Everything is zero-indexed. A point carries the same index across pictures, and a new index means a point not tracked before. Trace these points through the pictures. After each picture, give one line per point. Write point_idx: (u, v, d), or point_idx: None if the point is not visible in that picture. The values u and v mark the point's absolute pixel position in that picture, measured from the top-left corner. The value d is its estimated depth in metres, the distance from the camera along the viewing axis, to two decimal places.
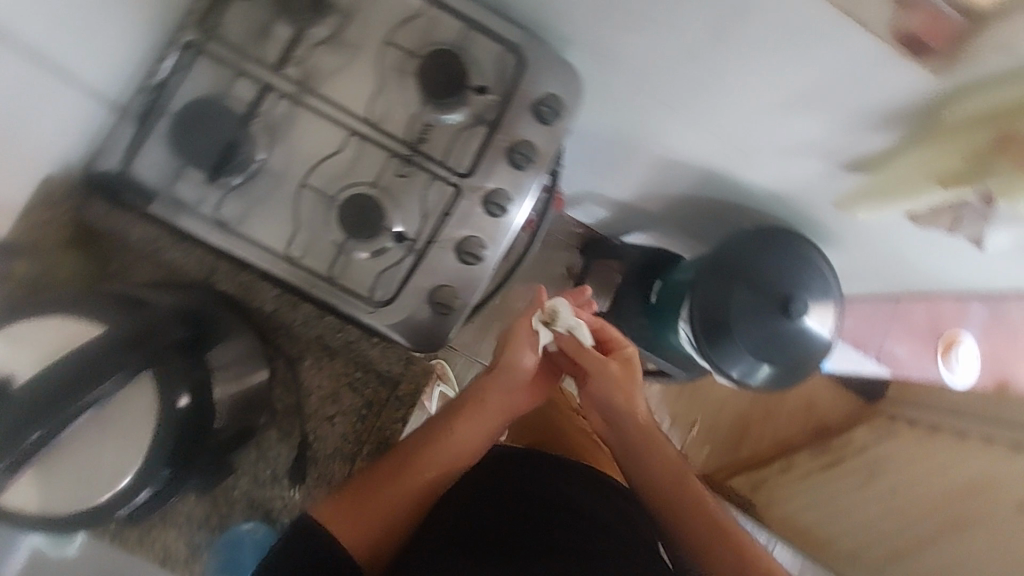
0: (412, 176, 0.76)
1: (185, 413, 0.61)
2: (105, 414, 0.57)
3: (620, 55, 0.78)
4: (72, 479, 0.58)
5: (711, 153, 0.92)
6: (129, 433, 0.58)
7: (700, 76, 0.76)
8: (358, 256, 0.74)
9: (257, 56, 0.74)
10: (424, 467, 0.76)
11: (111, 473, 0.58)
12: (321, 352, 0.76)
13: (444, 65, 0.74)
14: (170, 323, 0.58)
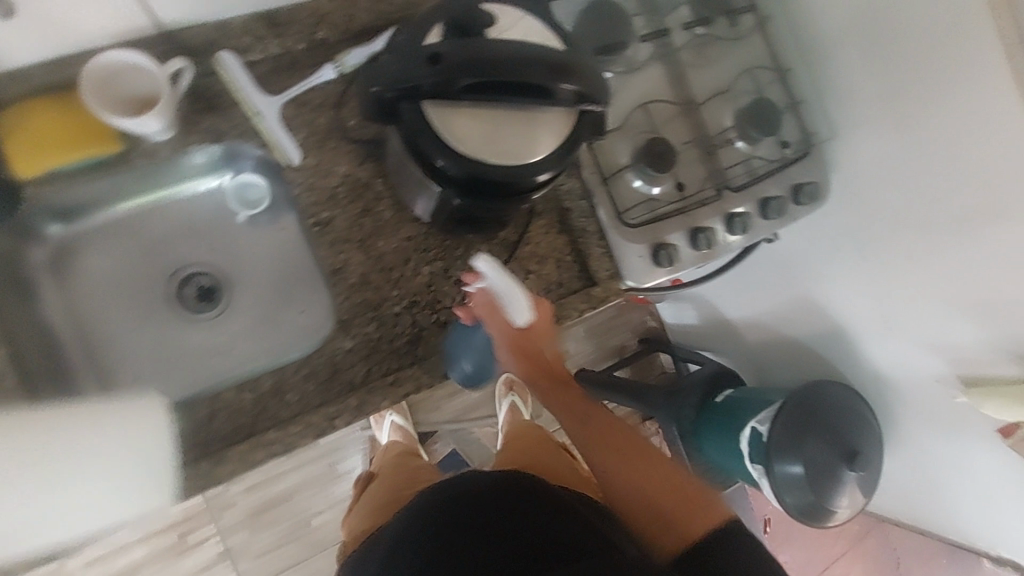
0: (700, 162, 0.92)
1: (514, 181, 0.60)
2: (507, 130, 0.58)
3: (844, 192, 1.02)
4: (453, 121, 0.57)
5: (857, 317, 1.09)
6: (500, 143, 0.58)
7: (895, 241, 0.97)
8: (630, 181, 0.88)
9: (663, 16, 0.92)
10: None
11: (467, 139, 0.58)
12: (555, 222, 0.85)
13: (770, 114, 0.93)
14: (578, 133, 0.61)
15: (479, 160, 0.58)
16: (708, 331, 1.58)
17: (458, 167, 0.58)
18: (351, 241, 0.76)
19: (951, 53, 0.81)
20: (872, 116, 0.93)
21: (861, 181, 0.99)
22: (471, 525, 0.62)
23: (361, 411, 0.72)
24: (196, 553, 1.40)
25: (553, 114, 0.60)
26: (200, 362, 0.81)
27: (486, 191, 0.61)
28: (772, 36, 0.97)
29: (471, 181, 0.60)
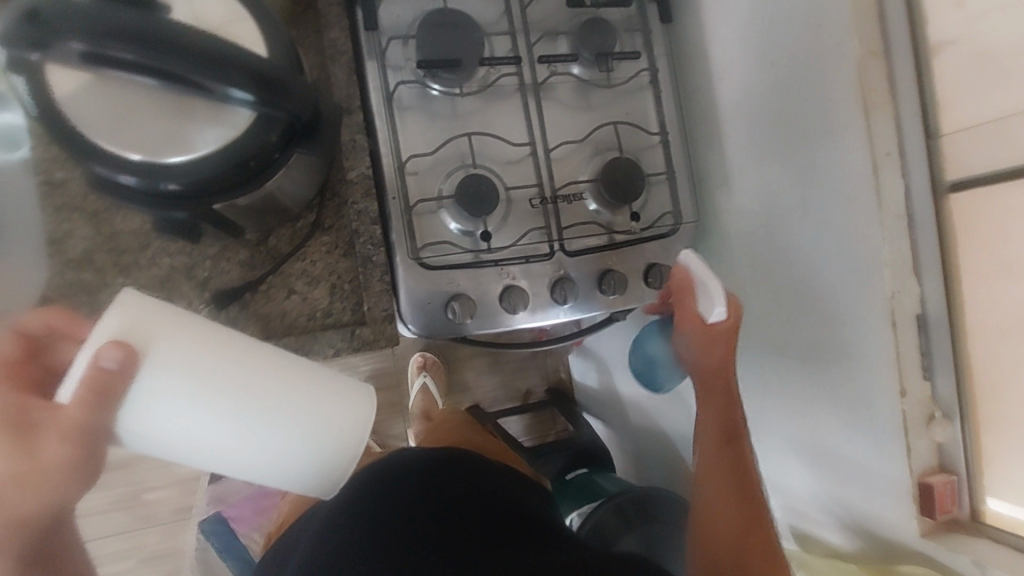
0: (536, 212, 0.80)
1: (219, 175, 0.53)
2: (198, 121, 0.52)
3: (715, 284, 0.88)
4: (123, 117, 0.51)
5: None
6: (191, 133, 0.52)
7: (753, 355, 0.83)
8: (443, 217, 0.78)
9: (533, 40, 0.81)
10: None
11: (147, 136, 0.51)
12: (341, 243, 0.75)
13: (630, 177, 0.81)
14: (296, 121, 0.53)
15: (162, 158, 0.51)
16: (604, 399, 1.44)
17: (137, 167, 0.51)
18: (85, 213, 0.69)
19: (826, 148, 0.68)
20: (749, 205, 0.80)
21: (729, 274, 0.85)
22: (455, 482, 0.74)
23: None
24: None
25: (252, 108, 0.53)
26: None
27: (192, 191, 0.54)
28: (661, 90, 0.84)
29: (161, 186, 0.52)
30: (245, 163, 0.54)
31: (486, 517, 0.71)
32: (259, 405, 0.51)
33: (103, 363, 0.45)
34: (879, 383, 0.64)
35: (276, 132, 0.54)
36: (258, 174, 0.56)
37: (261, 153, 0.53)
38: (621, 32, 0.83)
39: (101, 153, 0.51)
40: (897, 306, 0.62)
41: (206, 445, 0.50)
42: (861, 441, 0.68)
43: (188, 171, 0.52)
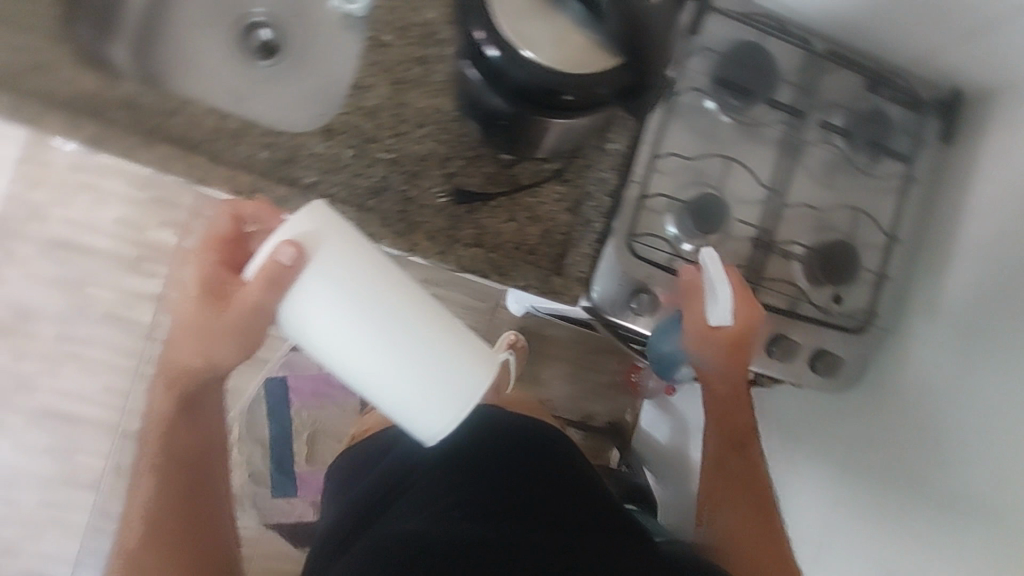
0: (747, 253, 0.82)
1: (539, 86, 0.57)
2: (558, 37, 0.57)
3: (875, 399, 0.88)
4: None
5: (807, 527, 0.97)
6: (547, 41, 0.56)
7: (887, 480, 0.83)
8: (665, 218, 0.81)
9: (816, 103, 0.83)
10: (189, 337, 0.60)
11: (517, 21, 0.56)
12: (572, 197, 0.80)
13: (846, 263, 0.82)
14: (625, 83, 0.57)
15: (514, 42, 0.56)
16: (669, 455, 1.44)
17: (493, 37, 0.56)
18: (388, 74, 0.77)
19: None
20: (954, 341, 0.79)
21: (897, 396, 0.85)
22: (521, 451, 0.82)
23: (285, 204, 0.73)
24: (141, 281, 1.52)
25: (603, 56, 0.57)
26: (221, 91, 0.86)
27: (510, 84, 0.59)
28: (909, 200, 0.85)
29: (497, 64, 0.57)
30: (562, 89, 0.57)
31: (543, 494, 0.77)
32: (401, 332, 0.55)
33: (280, 259, 0.52)
34: None
35: (603, 82, 0.57)
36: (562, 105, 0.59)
37: (583, 89, 0.56)
38: (898, 132, 0.85)
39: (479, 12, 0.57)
40: None
41: (347, 357, 0.54)
42: None
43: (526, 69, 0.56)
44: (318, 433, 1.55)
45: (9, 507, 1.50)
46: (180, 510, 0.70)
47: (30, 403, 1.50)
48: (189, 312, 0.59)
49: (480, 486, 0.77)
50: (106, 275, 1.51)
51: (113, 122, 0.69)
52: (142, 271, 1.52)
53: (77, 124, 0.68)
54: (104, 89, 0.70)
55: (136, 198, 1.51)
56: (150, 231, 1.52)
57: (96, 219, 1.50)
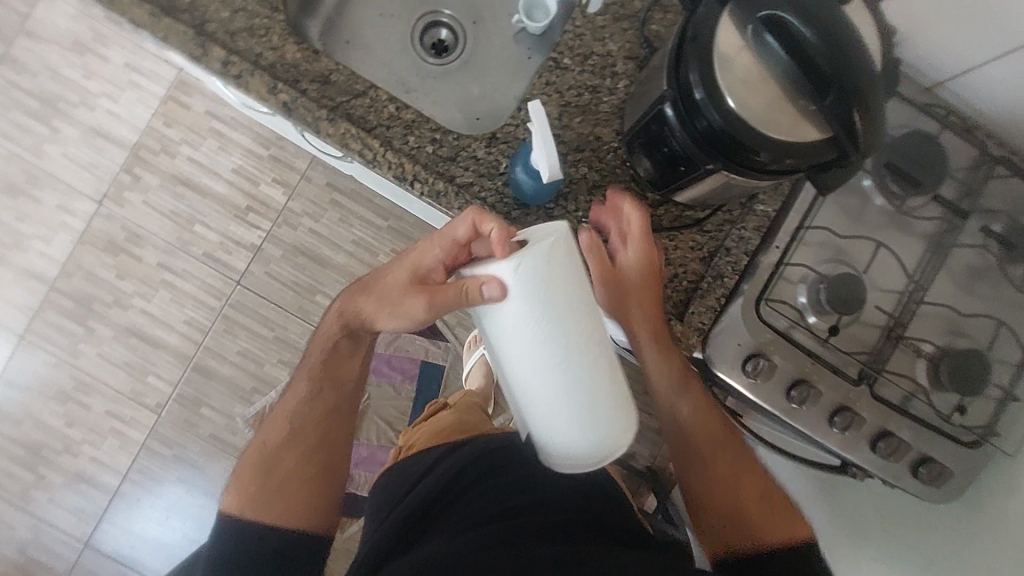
0: (874, 339, 0.81)
1: (733, 135, 0.58)
2: (764, 96, 0.57)
3: (969, 521, 0.84)
4: (734, 49, 0.58)
5: None
6: (750, 96, 0.57)
7: None
8: (798, 289, 0.80)
9: (978, 206, 0.81)
10: (379, 298, 0.75)
11: (731, 69, 0.58)
12: (708, 249, 0.80)
13: (978, 375, 0.79)
14: (812, 157, 0.58)
15: (722, 87, 0.57)
16: None
17: (705, 81, 0.58)
18: (559, 95, 0.79)
19: None
20: None
21: (996, 523, 0.81)
22: (570, 485, 0.85)
23: (438, 199, 0.77)
24: (244, 229, 1.59)
25: (800, 125, 0.57)
26: (391, 79, 0.91)
27: (702, 125, 0.61)
28: None
29: (699, 104, 0.59)
30: (755, 145, 0.58)
31: (591, 520, 0.81)
32: (574, 369, 0.59)
33: (484, 292, 0.59)
34: None
35: (793, 149, 0.58)
36: (746, 159, 0.61)
37: (777, 151, 0.58)
38: None
39: (698, 52, 0.59)
40: None
41: (522, 382, 0.60)
42: None
43: (727, 118, 0.58)
44: (370, 409, 1.58)
45: (79, 409, 1.60)
46: (318, 426, 0.83)
47: (120, 319, 1.59)
48: (394, 274, 0.74)
49: (531, 511, 0.79)
50: (214, 216, 1.59)
51: (307, 93, 0.77)
52: (247, 220, 1.60)
53: (277, 90, 0.75)
54: (306, 62, 0.78)
55: (258, 152, 1.59)
56: (263, 185, 1.59)
57: (218, 163, 1.59)
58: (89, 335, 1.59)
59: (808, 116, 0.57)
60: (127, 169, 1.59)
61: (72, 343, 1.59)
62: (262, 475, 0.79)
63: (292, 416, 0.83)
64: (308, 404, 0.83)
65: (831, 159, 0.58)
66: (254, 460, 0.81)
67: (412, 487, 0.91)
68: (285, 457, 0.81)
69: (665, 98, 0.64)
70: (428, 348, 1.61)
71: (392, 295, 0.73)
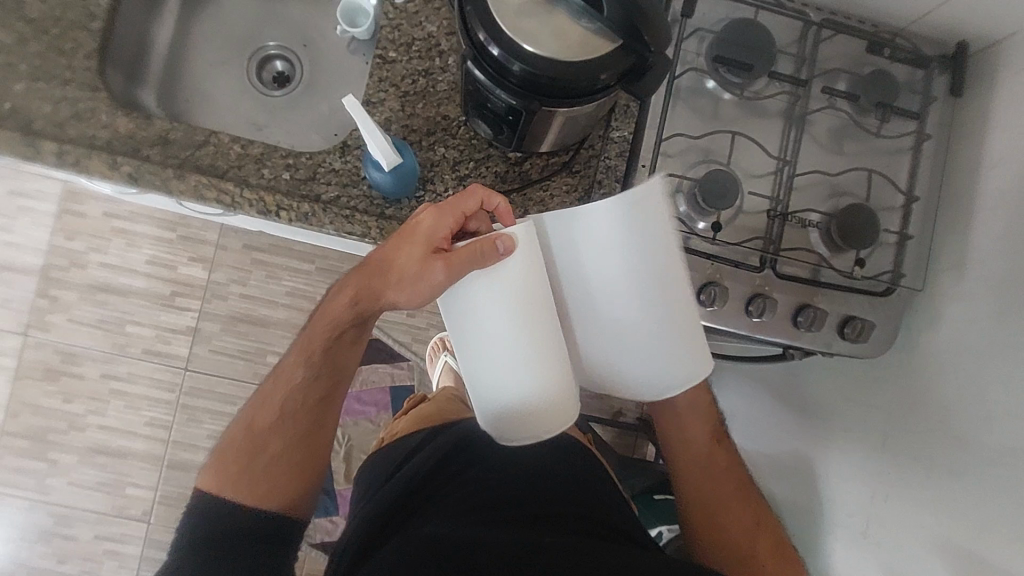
0: (759, 226, 0.83)
1: (541, 73, 0.60)
2: (552, 25, 0.60)
3: (910, 360, 0.86)
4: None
5: (842, 507, 0.93)
6: (541, 32, 0.60)
7: (926, 445, 0.81)
8: (676, 199, 0.83)
9: (816, 72, 0.84)
10: (393, 262, 0.70)
11: (512, 14, 0.60)
12: (581, 187, 0.83)
13: (868, 225, 0.81)
14: (620, 66, 0.60)
15: (510, 32, 0.59)
16: None
17: (494, 34, 0.60)
18: (396, 88, 0.81)
19: None
20: (984, 291, 0.78)
21: (930, 357, 0.84)
22: (532, 476, 0.81)
23: (308, 219, 0.77)
24: (176, 315, 1.58)
25: (597, 40, 0.60)
26: (243, 122, 0.91)
27: (515, 75, 0.61)
28: (920, 157, 0.85)
29: (498, 54, 0.60)
30: (563, 76, 0.60)
31: (549, 508, 0.76)
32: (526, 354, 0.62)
33: (499, 246, 0.61)
34: None
35: (600, 65, 0.60)
36: (563, 92, 0.62)
37: (588, 73, 0.60)
38: (902, 92, 0.85)
39: (478, 11, 0.60)
40: None
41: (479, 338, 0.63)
42: None
43: (526, 59, 0.59)
44: (353, 451, 1.56)
45: (67, 543, 1.55)
46: (305, 411, 0.81)
47: (82, 441, 1.56)
48: (401, 248, 0.69)
49: (483, 502, 0.76)
50: (143, 312, 1.57)
51: (149, 158, 0.76)
52: (176, 305, 1.58)
53: (118, 163, 0.75)
54: (140, 130, 0.77)
55: (167, 237, 1.58)
56: (181, 266, 1.58)
57: (131, 260, 1.57)
58: (54, 467, 1.55)
59: (598, 33, 0.60)
60: (43, 293, 1.56)
61: (39, 481, 1.55)
62: (248, 457, 0.78)
63: (286, 396, 0.81)
64: (300, 382, 0.81)
65: (638, 62, 0.61)
66: (242, 438, 0.80)
67: (382, 485, 0.87)
68: (273, 439, 0.80)
69: (471, 60, 0.63)
70: (393, 373, 1.61)
71: (420, 239, 0.69)
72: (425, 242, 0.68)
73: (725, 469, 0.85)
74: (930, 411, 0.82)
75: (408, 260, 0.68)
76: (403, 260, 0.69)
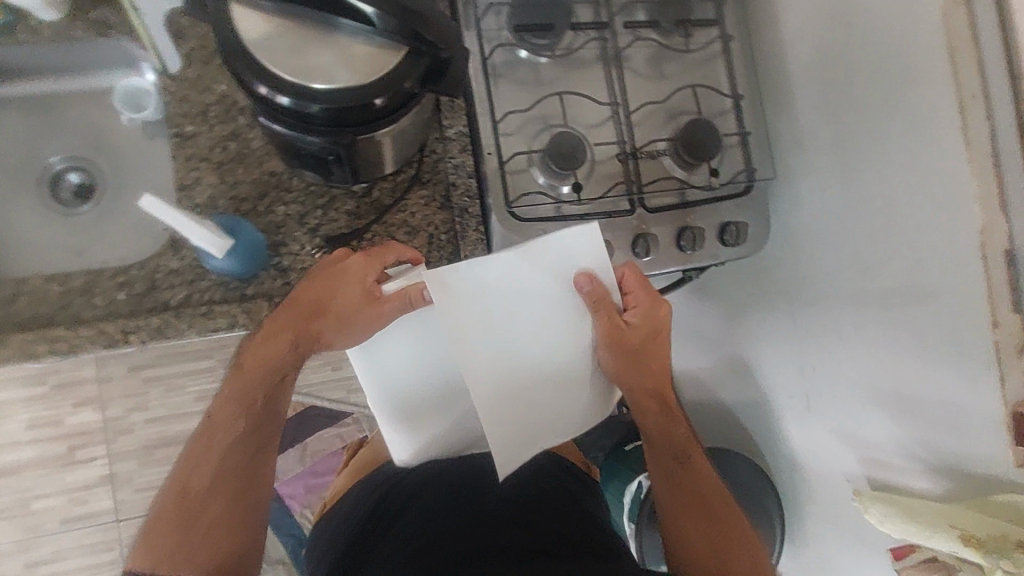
0: (615, 172, 0.85)
1: (343, 107, 0.57)
2: (331, 54, 0.56)
3: (790, 240, 0.92)
4: (273, 45, 0.56)
5: (783, 393, 0.99)
6: (323, 66, 0.56)
7: (828, 312, 0.87)
8: (532, 173, 0.82)
9: (614, 10, 0.86)
10: (327, 299, 0.67)
11: (286, 61, 0.56)
12: (438, 196, 0.79)
13: (708, 135, 0.84)
14: (417, 67, 0.58)
15: (291, 80, 0.55)
16: None
17: (275, 86, 0.55)
18: (208, 163, 0.74)
19: (906, 91, 0.70)
20: (824, 160, 0.83)
21: (804, 232, 0.89)
22: (467, 502, 0.78)
23: (164, 333, 0.69)
24: (84, 470, 1.41)
25: (381, 53, 0.57)
26: (56, 254, 0.81)
27: (319, 118, 0.58)
28: (732, 58, 0.89)
29: (289, 105, 0.56)
30: (364, 101, 0.56)
31: (486, 534, 0.74)
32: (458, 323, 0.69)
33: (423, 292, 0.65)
34: (968, 321, 0.66)
35: (397, 75, 0.57)
36: (373, 115, 0.59)
37: (388, 88, 0.57)
38: (695, 4, 0.89)
39: (249, 70, 0.56)
40: (986, 241, 0.64)
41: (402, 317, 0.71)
42: (950, 380, 0.69)
43: (318, 99, 0.56)
44: None
45: None
46: (242, 472, 0.73)
47: None
48: (337, 287, 0.66)
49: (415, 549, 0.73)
50: (43, 482, 1.40)
51: None
52: (79, 460, 1.41)
53: None
54: None
55: (40, 392, 1.41)
56: (68, 418, 1.41)
57: (6, 433, 1.39)
58: None
59: (380, 44, 0.57)
60: None
61: None
62: (182, 532, 0.70)
63: (223, 458, 0.73)
64: (238, 436, 0.73)
65: (432, 57, 0.58)
66: (180, 501, 0.71)
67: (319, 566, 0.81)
68: (209, 501, 0.72)
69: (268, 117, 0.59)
70: (340, 435, 1.53)
71: (361, 280, 0.67)
72: (358, 282, 0.67)
73: (688, 472, 0.83)
74: (816, 289, 0.87)
75: (348, 301, 0.66)
76: (339, 300, 0.67)
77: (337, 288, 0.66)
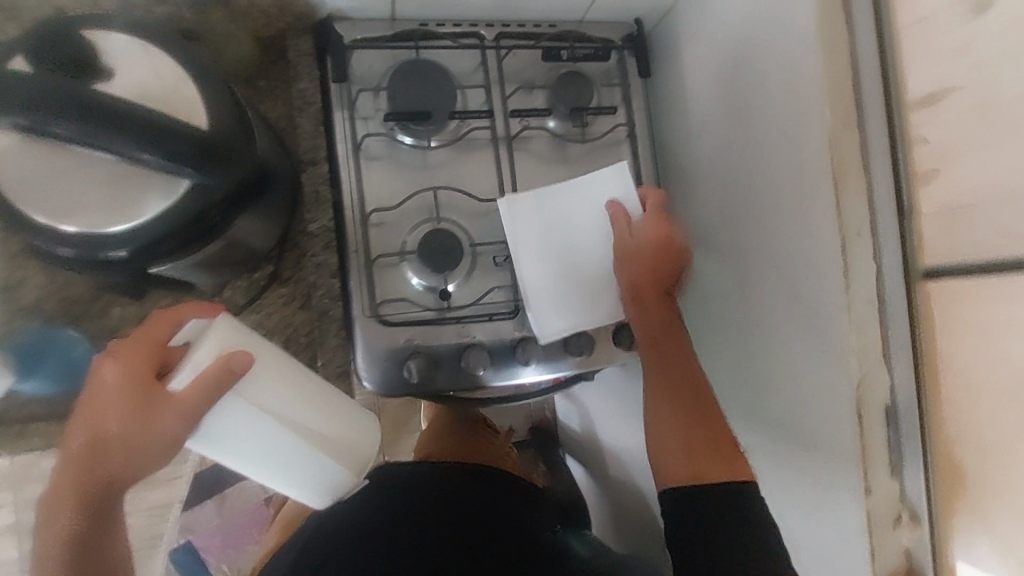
0: (498, 270, 0.78)
1: (164, 235, 0.53)
2: (127, 185, 0.52)
3: (695, 340, 0.85)
4: (60, 189, 0.51)
5: None
6: (120, 201, 0.52)
7: None
8: (404, 272, 0.76)
9: (507, 92, 0.79)
10: (108, 420, 0.48)
11: (78, 206, 0.51)
12: (298, 294, 0.82)
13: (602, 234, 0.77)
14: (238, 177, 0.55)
15: (88, 227, 0.51)
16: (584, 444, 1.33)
17: (73, 239, 0.51)
18: None
19: (796, 213, 0.64)
20: (724, 265, 0.77)
21: (707, 335, 0.83)
22: None
23: None
24: None
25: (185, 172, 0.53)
26: None
27: (145, 250, 0.54)
28: (637, 146, 0.82)
29: (91, 247, 0.52)
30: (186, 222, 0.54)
31: None
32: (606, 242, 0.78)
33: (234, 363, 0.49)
34: (844, 477, 0.60)
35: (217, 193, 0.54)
36: (199, 230, 0.56)
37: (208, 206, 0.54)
38: (598, 87, 0.82)
39: (37, 225, 0.51)
40: (863, 395, 0.58)
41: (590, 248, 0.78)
42: (828, 533, 0.63)
43: (126, 239, 0.52)
44: None
45: None
46: None
47: None
48: (108, 404, 0.48)
49: None
50: None
51: None
52: None
53: None
54: None
55: None
56: None
57: None
58: None
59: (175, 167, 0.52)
60: None
61: None
62: None
63: None
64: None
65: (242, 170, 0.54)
66: None
67: None
68: None
69: (69, 257, 0.53)
70: None
71: (138, 382, 0.48)
72: (135, 389, 0.48)
73: None
74: (750, 425, 0.75)
75: (129, 415, 0.48)
76: (123, 416, 0.48)
77: (112, 401, 0.48)
